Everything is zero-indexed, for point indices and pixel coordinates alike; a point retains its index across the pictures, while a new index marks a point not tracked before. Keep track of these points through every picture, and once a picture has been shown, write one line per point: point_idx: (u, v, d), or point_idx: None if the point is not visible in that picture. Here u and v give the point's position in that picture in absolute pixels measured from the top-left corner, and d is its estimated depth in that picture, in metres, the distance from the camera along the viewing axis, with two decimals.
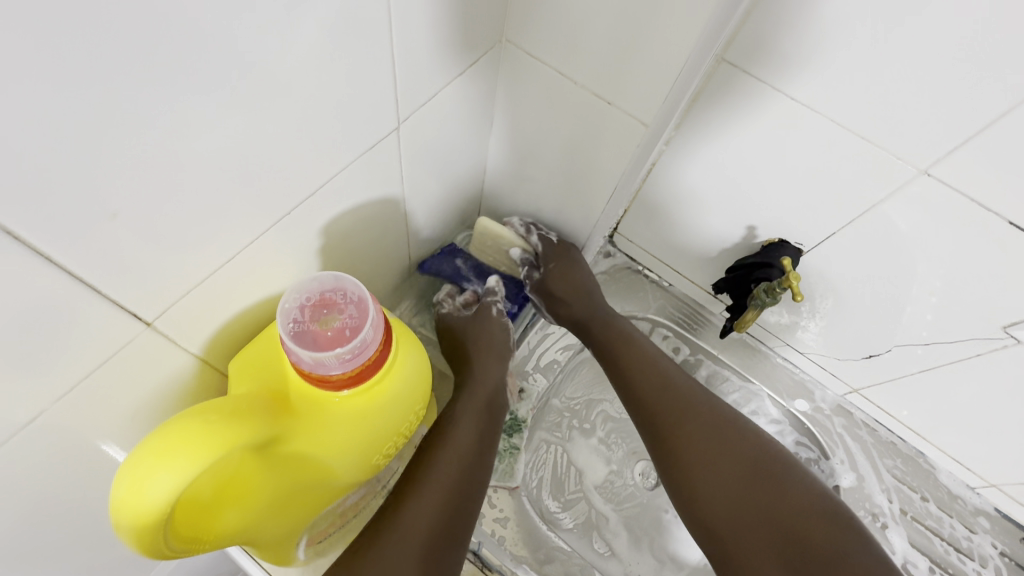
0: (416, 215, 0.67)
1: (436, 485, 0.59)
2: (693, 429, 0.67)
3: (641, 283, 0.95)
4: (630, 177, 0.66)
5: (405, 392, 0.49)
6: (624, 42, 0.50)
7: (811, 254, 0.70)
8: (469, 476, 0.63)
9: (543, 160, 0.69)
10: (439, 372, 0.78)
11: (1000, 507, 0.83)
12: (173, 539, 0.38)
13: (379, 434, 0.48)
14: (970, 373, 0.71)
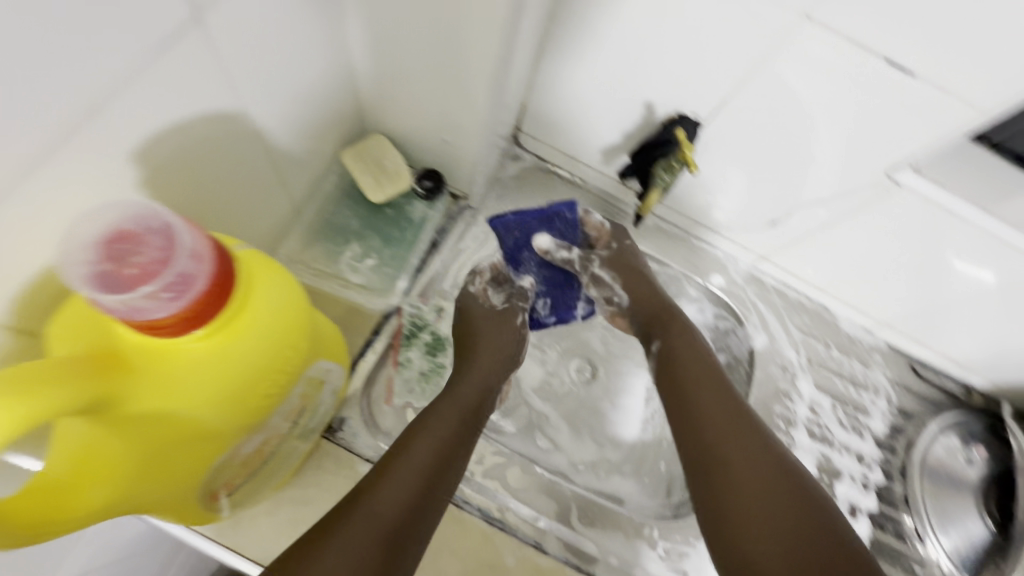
0: (283, 136, 0.59)
1: (407, 469, 0.55)
2: (709, 388, 0.66)
3: (554, 183, 0.92)
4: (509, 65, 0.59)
5: (269, 324, 0.45)
6: None
7: (707, 126, 0.70)
8: (446, 460, 0.59)
9: (412, 67, 0.61)
10: (352, 306, 0.73)
11: (892, 341, 0.93)
12: (3, 516, 0.36)
13: (250, 375, 0.44)
14: (860, 226, 0.74)
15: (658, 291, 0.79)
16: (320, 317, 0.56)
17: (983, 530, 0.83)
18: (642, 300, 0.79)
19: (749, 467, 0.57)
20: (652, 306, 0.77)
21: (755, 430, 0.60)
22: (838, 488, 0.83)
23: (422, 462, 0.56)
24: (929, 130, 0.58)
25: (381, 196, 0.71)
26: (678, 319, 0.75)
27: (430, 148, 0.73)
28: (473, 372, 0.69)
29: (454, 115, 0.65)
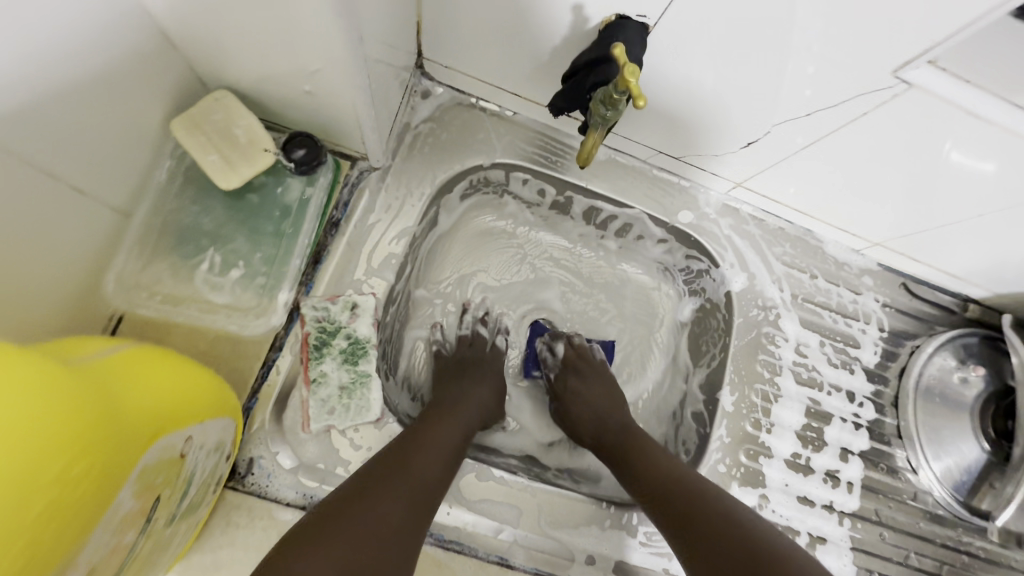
0: (54, 126, 0.41)
1: (420, 479, 0.56)
2: (646, 457, 0.65)
3: (479, 119, 0.75)
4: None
5: (45, 398, 0.31)
6: None
7: (658, 28, 0.52)
8: (429, 490, 0.56)
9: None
10: (234, 323, 0.58)
11: (884, 261, 0.82)
12: None
13: (46, 473, 0.31)
14: (855, 137, 0.60)
15: (609, 414, 0.73)
16: (125, 374, 0.41)
17: (978, 452, 0.78)
18: (583, 431, 0.73)
19: (703, 531, 0.56)
20: (603, 428, 0.71)
21: (705, 502, 0.58)
22: (827, 433, 0.76)
23: (430, 476, 0.57)
24: (955, 7, 0.42)
25: (236, 181, 0.54)
26: (619, 424, 0.71)
27: (296, 104, 0.55)
28: (475, 402, 0.70)
29: (304, 60, 0.47)
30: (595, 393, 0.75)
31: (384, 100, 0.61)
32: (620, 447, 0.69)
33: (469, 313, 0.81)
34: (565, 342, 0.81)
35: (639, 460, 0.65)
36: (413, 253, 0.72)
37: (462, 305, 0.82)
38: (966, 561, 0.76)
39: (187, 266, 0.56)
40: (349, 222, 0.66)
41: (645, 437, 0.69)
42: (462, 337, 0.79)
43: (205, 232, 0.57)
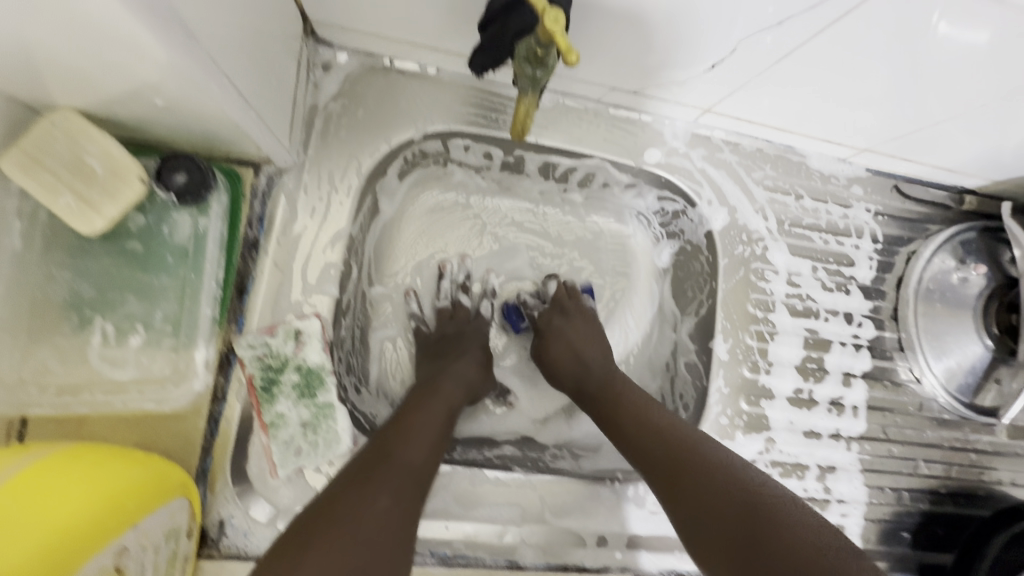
0: None
1: (405, 465, 0.48)
2: (632, 403, 0.57)
3: (398, 83, 0.63)
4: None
5: None
6: None
7: None
8: (422, 476, 0.50)
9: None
10: (163, 385, 0.51)
11: (872, 165, 0.75)
12: None
13: None
14: (845, 33, 0.50)
15: (593, 361, 0.63)
16: (3, 522, 0.35)
17: (980, 350, 0.75)
18: (564, 375, 0.64)
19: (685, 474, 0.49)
20: (586, 379, 0.62)
21: (699, 443, 0.51)
22: (828, 361, 0.73)
23: (416, 462, 0.49)
24: None
25: (102, 223, 0.46)
26: (599, 370, 0.62)
27: (165, 123, 0.46)
28: (456, 378, 0.61)
29: (135, 74, 0.37)
30: (575, 330, 0.66)
31: (275, 90, 0.51)
32: (601, 399, 0.60)
33: (447, 278, 0.72)
34: (556, 282, 0.73)
35: (622, 411, 0.57)
36: (356, 252, 0.63)
37: (438, 268, 0.73)
38: (975, 458, 0.76)
39: (77, 345, 0.49)
40: (269, 238, 0.57)
41: (626, 380, 0.61)
42: (440, 310, 0.71)
43: (88, 302, 0.49)
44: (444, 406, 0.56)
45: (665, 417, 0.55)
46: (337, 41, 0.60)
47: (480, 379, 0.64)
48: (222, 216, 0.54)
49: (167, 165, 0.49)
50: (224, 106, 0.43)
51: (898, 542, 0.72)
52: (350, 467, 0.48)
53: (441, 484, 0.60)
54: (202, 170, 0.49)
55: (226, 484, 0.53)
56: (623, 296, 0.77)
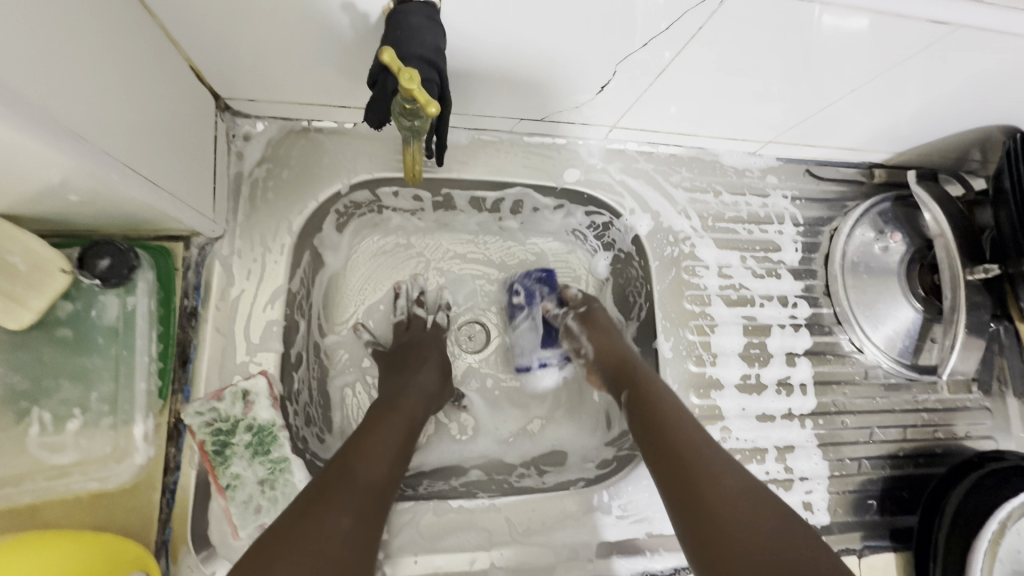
0: None
1: (367, 486, 0.50)
2: (667, 400, 0.59)
3: (320, 143, 0.67)
4: (28, 81, 0.33)
5: None
6: None
7: (446, 3, 0.46)
8: (383, 492, 0.51)
9: None
10: (111, 466, 0.52)
11: (782, 155, 0.79)
12: None
13: None
14: (719, 39, 0.54)
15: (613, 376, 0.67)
16: None
17: (912, 313, 0.79)
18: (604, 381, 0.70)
19: (721, 507, 0.48)
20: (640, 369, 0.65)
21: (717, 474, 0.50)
22: (771, 344, 0.76)
23: (378, 482, 0.51)
24: None
25: (30, 316, 0.48)
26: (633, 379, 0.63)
27: (83, 213, 0.48)
28: (416, 395, 0.62)
29: (39, 176, 0.39)
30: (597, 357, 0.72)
31: (192, 169, 0.54)
32: (652, 392, 0.61)
33: (403, 296, 0.74)
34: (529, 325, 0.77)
35: (663, 421, 0.57)
36: (300, 308, 0.66)
37: (393, 290, 0.75)
38: (928, 418, 0.79)
39: None
40: (207, 305, 0.59)
41: (648, 407, 0.59)
42: (399, 323, 0.72)
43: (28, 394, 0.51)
44: (405, 422, 0.58)
45: (687, 417, 0.57)
46: (252, 112, 0.64)
47: (438, 385, 0.66)
48: (150, 291, 0.55)
49: (90, 252, 0.50)
50: (136, 190, 0.45)
51: (867, 511, 0.74)
52: (313, 486, 0.49)
53: (406, 520, 0.62)
54: (122, 256, 0.51)
55: (189, 553, 0.53)
56: None
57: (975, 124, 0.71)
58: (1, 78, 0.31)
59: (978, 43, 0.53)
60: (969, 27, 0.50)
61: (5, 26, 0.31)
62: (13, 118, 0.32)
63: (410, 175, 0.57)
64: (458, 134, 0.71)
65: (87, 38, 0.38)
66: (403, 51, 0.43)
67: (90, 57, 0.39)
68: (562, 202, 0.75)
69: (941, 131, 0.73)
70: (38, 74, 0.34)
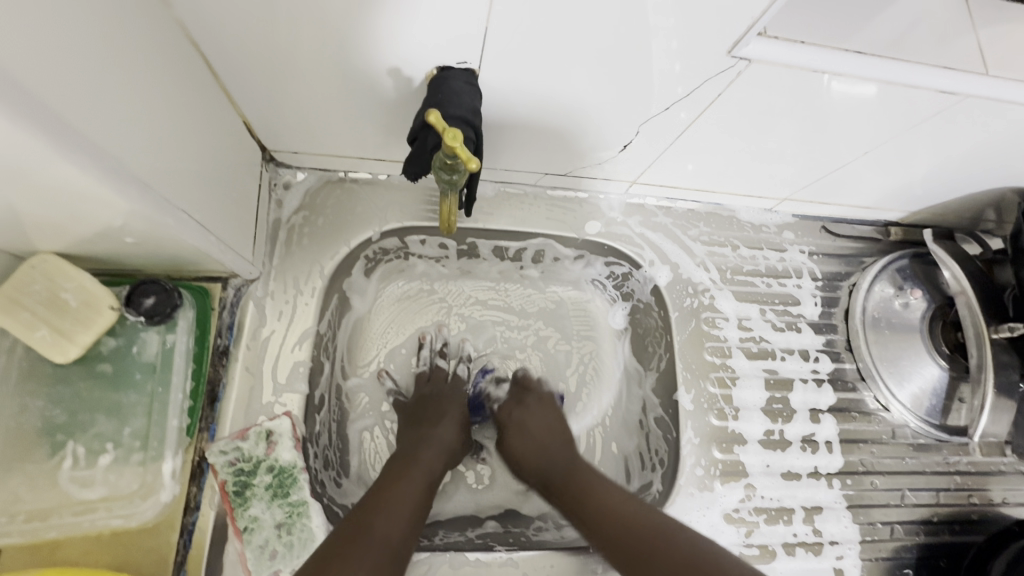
0: None
1: (384, 543, 0.49)
2: (592, 481, 0.61)
3: (355, 192, 0.70)
4: (103, 132, 0.37)
5: None
6: None
7: (483, 69, 0.51)
8: (401, 551, 0.51)
9: None
10: (135, 503, 0.52)
11: (798, 211, 0.81)
12: None
13: None
14: (734, 105, 0.57)
15: (553, 450, 0.66)
16: None
17: (938, 371, 0.77)
18: (528, 469, 0.66)
19: None
20: (550, 475, 0.64)
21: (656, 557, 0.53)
22: (793, 399, 0.75)
23: (395, 539, 0.51)
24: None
25: (75, 351, 0.50)
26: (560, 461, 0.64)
27: (135, 253, 0.50)
28: (436, 447, 0.62)
29: (103, 219, 0.43)
30: (535, 420, 0.69)
31: (238, 215, 0.58)
32: (571, 488, 0.61)
33: (427, 347, 0.76)
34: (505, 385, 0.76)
35: (592, 507, 0.58)
36: (326, 350, 0.67)
37: (417, 339, 0.76)
38: (961, 481, 0.76)
39: None
40: (238, 345, 0.61)
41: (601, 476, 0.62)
42: (420, 374, 0.74)
43: None
44: (425, 476, 0.58)
45: (617, 492, 0.59)
46: (295, 164, 0.68)
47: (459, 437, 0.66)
48: (189, 329, 0.56)
49: (138, 291, 0.53)
50: (187, 234, 0.48)
51: None
52: (329, 542, 0.49)
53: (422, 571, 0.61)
54: (166, 297, 0.53)
55: None
56: (589, 357, 0.80)
57: (987, 185, 0.73)
58: (78, 126, 0.34)
59: (984, 110, 0.55)
60: (973, 95, 0.53)
61: (85, 85, 0.34)
62: (88, 163, 0.36)
63: (446, 227, 0.59)
64: (484, 186, 0.74)
65: (157, 96, 0.42)
66: (443, 111, 0.46)
67: (159, 112, 0.43)
68: (582, 255, 0.78)
69: (954, 192, 0.75)
70: (114, 127, 0.38)
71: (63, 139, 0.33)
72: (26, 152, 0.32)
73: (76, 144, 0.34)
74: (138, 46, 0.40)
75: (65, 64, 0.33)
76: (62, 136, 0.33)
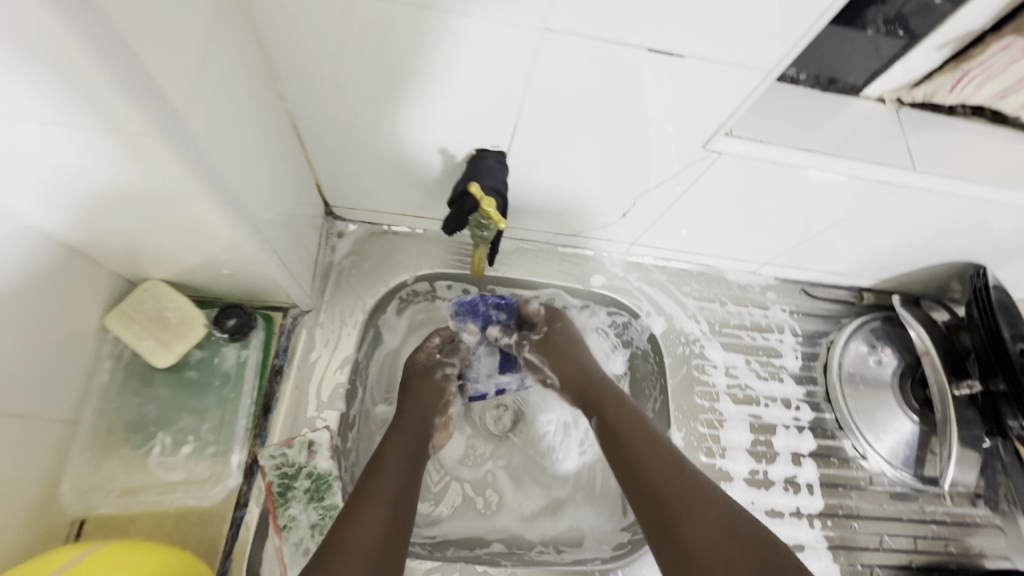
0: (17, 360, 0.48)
1: (384, 491, 0.58)
2: (620, 407, 0.70)
3: (396, 242, 0.83)
4: (247, 194, 0.50)
5: None
6: (49, 91, 0.33)
7: (512, 150, 0.64)
8: (401, 489, 0.60)
9: (137, 233, 0.50)
10: (200, 491, 0.61)
11: (779, 274, 0.92)
12: None
13: None
14: (714, 184, 0.70)
15: (588, 368, 0.76)
16: None
17: (910, 425, 0.85)
18: (565, 373, 0.77)
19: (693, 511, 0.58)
20: (585, 380, 0.75)
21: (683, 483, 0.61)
22: (776, 443, 0.82)
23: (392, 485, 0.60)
24: (713, 93, 0.55)
25: (171, 358, 0.61)
26: (599, 383, 0.74)
27: (226, 283, 0.63)
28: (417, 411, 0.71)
29: (215, 253, 0.55)
30: (571, 337, 0.79)
31: (304, 255, 0.70)
32: (606, 403, 0.72)
33: None
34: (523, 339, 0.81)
35: (624, 434, 0.67)
36: (360, 376, 0.77)
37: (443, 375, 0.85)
38: (938, 530, 0.81)
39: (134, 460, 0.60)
40: (292, 365, 0.70)
41: (629, 406, 0.71)
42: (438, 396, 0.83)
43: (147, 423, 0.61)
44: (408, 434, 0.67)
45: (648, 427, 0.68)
46: (348, 217, 0.81)
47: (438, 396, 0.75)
48: (259, 347, 0.68)
49: (224, 314, 0.65)
50: (274, 269, 0.60)
51: None
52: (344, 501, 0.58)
53: None
54: (245, 320, 0.65)
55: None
56: None
57: (941, 258, 0.84)
58: (237, 191, 0.48)
59: (921, 198, 0.67)
60: (912, 187, 0.64)
61: (243, 160, 0.48)
62: (235, 219, 0.48)
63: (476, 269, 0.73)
64: (505, 242, 0.87)
65: (273, 165, 0.56)
66: (479, 183, 0.59)
67: (273, 177, 0.56)
68: (587, 306, 0.89)
69: (915, 262, 0.86)
70: (252, 189, 0.51)
71: (226, 199, 0.46)
72: (195, 204, 0.44)
73: (233, 205, 0.47)
74: (268, 130, 0.54)
75: (235, 147, 0.46)
76: (226, 201, 0.46)
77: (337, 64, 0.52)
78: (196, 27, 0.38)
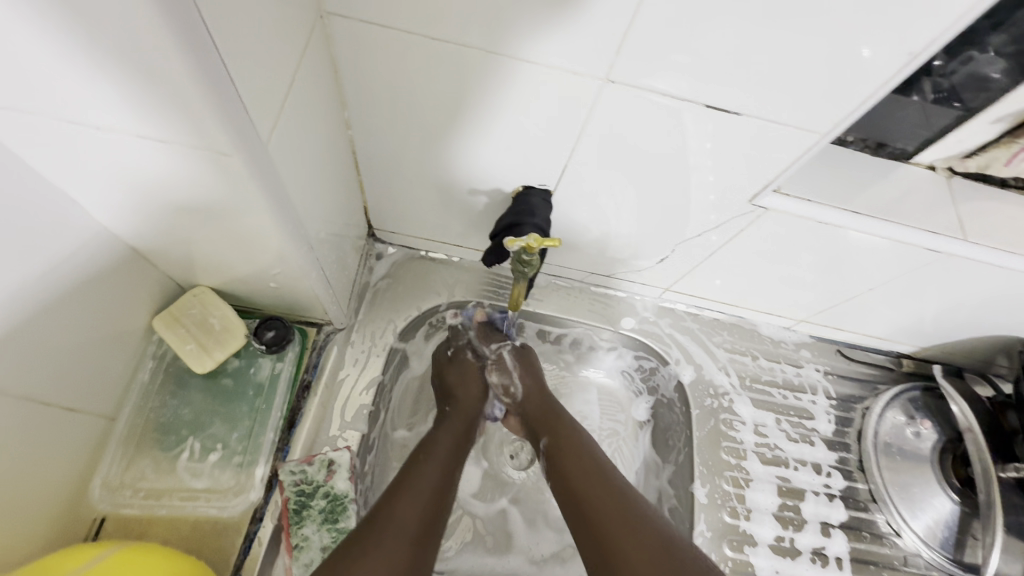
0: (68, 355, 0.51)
1: (427, 489, 0.58)
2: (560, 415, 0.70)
3: (431, 269, 0.84)
4: (305, 210, 0.52)
5: None
6: (144, 109, 0.35)
7: (557, 190, 0.66)
8: (442, 490, 0.59)
9: (197, 242, 0.52)
10: (218, 501, 0.61)
11: (815, 333, 0.90)
12: None
13: None
14: (756, 238, 0.69)
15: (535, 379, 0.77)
16: None
17: (950, 504, 0.80)
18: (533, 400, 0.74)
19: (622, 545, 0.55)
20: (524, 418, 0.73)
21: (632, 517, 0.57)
22: (804, 509, 0.79)
23: (435, 483, 0.59)
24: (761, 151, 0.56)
25: (212, 363, 0.63)
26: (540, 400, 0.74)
27: (270, 296, 0.65)
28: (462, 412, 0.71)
29: (267, 268, 0.57)
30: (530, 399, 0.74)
31: (344, 273, 0.72)
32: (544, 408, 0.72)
33: None
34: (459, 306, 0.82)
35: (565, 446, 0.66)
36: (383, 399, 0.76)
37: None
38: None
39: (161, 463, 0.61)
40: (320, 381, 0.70)
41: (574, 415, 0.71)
42: None
43: (177, 428, 0.62)
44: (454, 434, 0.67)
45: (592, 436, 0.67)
46: (389, 240, 0.83)
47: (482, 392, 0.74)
48: (294, 360, 0.69)
49: (265, 326, 0.67)
50: (319, 285, 0.62)
51: None
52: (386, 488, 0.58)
53: None
54: (286, 332, 0.68)
55: None
56: (613, 442, 0.86)
57: (984, 332, 0.81)
58: (297, 205, 0.50)
59: (969, 269, 0.66)
60: (960, 257, 0.63)
61: (306, 176, 0.50)
62: (290, 234, 0.50)
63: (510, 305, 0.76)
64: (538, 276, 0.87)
65: (331, 187, 0.59)
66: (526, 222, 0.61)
67: (329, 196, 0.58)
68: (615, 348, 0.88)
69: (959, 333, 0.83)
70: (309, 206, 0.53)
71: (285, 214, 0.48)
72: (258, 220, 0.47)
73: (290, 222, 0.49)
74: (331, 153, 0.56)
75: (301, 167, 0.48)
76: (285, 217, 0.48)
77: (401, 99, 0.55)
78: (282, 59, 0.40)
